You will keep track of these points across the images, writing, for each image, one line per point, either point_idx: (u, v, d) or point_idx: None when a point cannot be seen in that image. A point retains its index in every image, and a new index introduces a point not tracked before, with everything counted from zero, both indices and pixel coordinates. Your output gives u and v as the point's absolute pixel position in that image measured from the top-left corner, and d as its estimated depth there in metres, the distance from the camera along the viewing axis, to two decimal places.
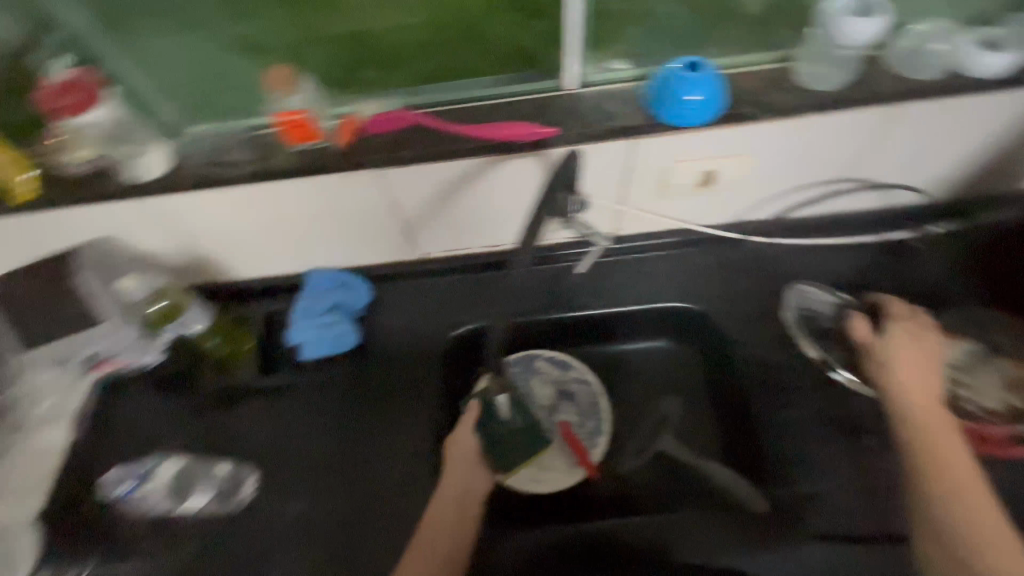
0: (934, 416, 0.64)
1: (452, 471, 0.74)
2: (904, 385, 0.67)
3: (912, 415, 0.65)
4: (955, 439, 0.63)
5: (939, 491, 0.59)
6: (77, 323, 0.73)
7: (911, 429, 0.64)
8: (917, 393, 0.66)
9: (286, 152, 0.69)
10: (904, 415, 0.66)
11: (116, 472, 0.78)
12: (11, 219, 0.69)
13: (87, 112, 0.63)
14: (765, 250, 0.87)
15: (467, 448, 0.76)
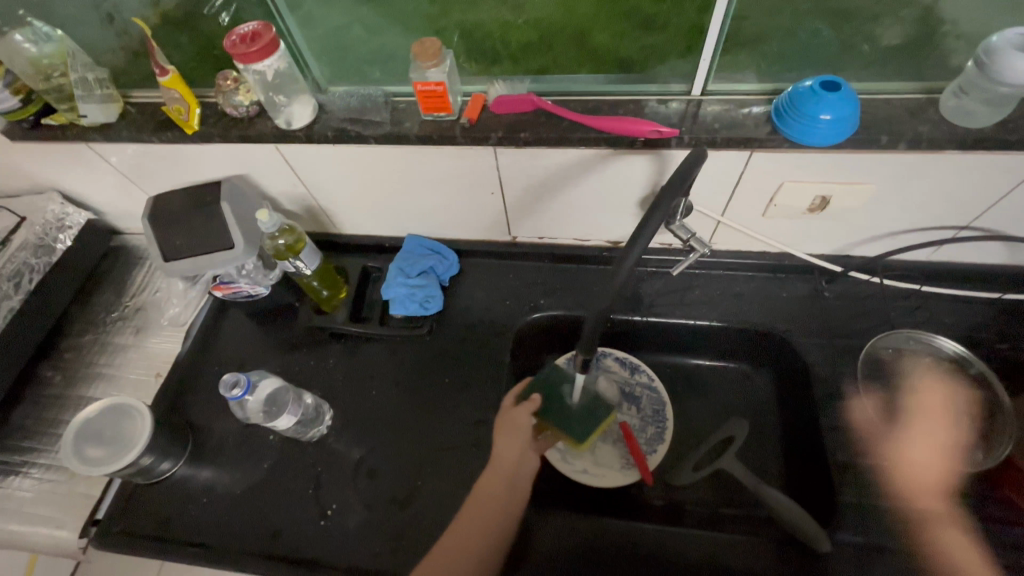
0: (927, 490, 0.69)
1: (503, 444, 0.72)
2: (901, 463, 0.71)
3: (904, 489, 0.69)
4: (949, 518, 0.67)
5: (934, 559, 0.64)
6: (210, 246, 0.78)
7: (907, 501, 0.68)
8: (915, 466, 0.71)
9: (416, 120, 0.74)
10: (898, 488, 0.69)
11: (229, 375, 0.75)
12: (180, 145, 0.82)
13: (262, 60, 0.68)
14: (866, 289, 0.84)
15: (522, 428, 0.73)
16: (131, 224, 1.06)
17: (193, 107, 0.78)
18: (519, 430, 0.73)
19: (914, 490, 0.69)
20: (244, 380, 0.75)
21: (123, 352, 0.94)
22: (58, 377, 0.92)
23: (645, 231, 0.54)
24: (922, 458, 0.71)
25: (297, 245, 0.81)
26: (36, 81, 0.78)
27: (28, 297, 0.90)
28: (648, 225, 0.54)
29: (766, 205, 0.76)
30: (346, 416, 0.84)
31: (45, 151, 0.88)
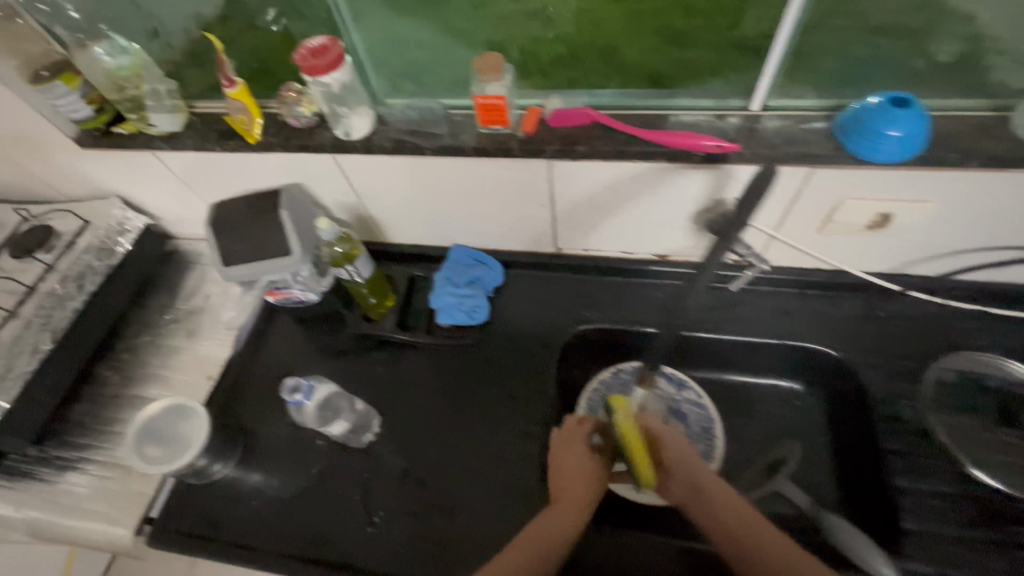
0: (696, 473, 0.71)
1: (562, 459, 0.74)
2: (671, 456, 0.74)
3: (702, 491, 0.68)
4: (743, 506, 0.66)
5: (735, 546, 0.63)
6: (268, 252, 0.79)
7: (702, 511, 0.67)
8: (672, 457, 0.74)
9: (474, 131, 0.76)
10: (706, 499, 0.68)
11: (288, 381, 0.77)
12: (241, 154, 0.84)
13: (331, 74, 0.69)
14: (925, 309, 0.82)
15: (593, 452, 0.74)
16: (186, 230, 1.10)
17: (255, 117, 0.81)
18: (586, 460, 0.73)
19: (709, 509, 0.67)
20: (304, 383, 0.77)
21: (176, 354, 0.97)
22: (115, 377, 0.95)
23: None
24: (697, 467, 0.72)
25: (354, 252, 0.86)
26: (111, 92, 0.82)
27: (91, 298, 0.93)
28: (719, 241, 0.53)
29: (822, 222, 0.75)
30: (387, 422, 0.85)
31: (113, 159, 0.92)
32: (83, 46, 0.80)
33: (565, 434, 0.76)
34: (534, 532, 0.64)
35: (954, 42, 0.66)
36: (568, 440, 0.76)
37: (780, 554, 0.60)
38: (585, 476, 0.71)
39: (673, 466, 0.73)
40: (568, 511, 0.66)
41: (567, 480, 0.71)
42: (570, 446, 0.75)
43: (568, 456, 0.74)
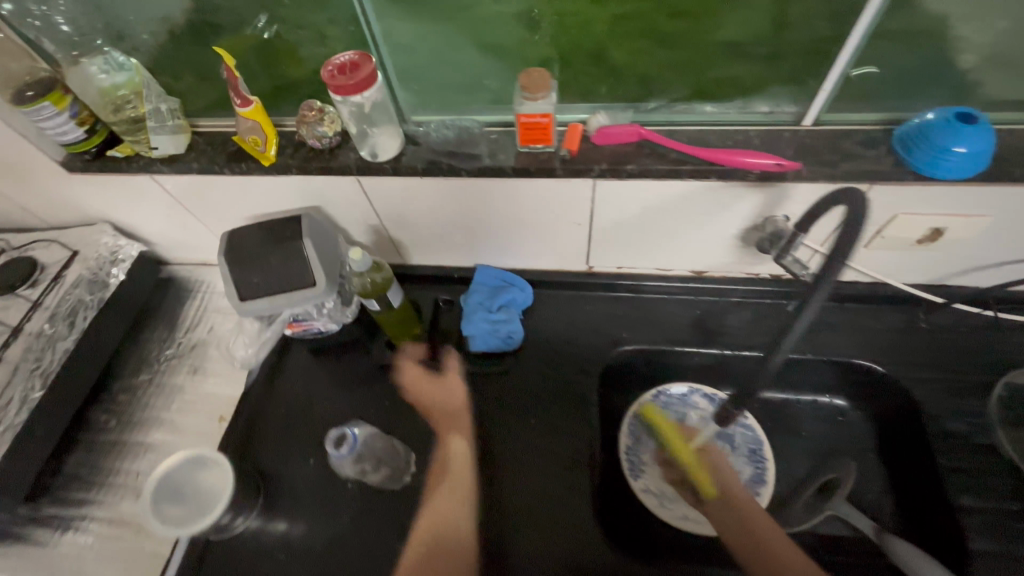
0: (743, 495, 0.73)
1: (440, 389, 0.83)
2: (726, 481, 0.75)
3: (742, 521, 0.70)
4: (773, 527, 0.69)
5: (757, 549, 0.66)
6: (290, 284, 0.73)
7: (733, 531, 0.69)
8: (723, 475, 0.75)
9: (514, 151, 0.71)
10: (739, 518, 0.70)
11: (337, 431, 0.70)
12: (253, 176, 0.78)
13: (358, 93, 0.64)
14: (974, 320, 0.80)
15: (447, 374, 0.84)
16: (181, 254, 1.01)
17: (270, 139, 0.74)
18: (448, 386, 0.83)
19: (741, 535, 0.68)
20: (349, 434, 0.70)
21: (181, 393, 0.89)
22: (112, 422, 0.87)
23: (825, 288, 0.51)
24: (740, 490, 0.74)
25: (383, 284, 0.78)
26: (105, 112, 0.75)
27: (83, 336, 0.84)
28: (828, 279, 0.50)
29: (872, 236, 0.73)
30: (399, 452, 0.78)
31: (104, 182, 0.84)
32: (77, 63, 0.73)
33: (413, 369, 0.85)
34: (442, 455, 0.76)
35: None
36: (414, 373, 0.85)
37: (788, 564, 0.64)
38: (450, 405, 0.81)
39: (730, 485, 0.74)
40: (459, 435, 0.78)
41: (447, 414, 0.80)
42: (423, 379, 0.84)
43: (433, 392, 0.83)
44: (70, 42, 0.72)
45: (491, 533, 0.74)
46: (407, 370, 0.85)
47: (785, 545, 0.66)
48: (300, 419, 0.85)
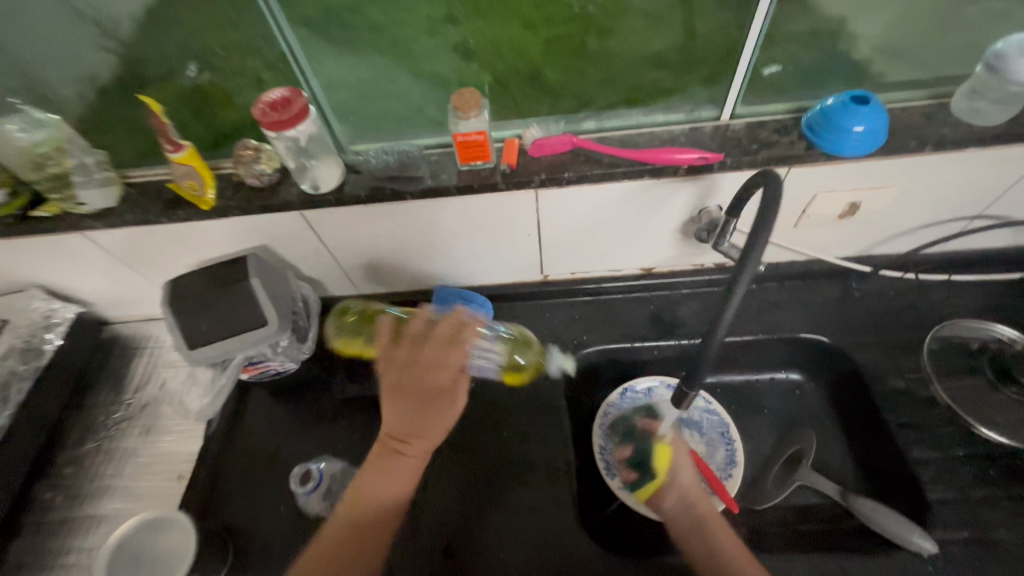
0: (703, 496, 0.70)
1: (426, 417, 0.68)
2: (682, 467, 0.73)
3: (698, 518, 0.67)
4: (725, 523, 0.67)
5: (702, 528, 0.66)
6: (242, 325, 0.71)
7: (683, 529, 0.67)
8: (687, 466, 0.74)
9: (456, 169, 0.73)
10: (698, 519, 0.67)
11: (298, 469, 0.73)
12: (194, 222, 0.76)
13: (289, 128, 0.64)
14: (900, 284, 0.87)
15: (433, 405, 0.68)
16: (123, 311, 0.97)
17: (208, 183, 0.73)
18: (423, 422, 0.68)
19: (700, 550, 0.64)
20: (315, 471, 0.73)
21: (133, 457, 0.84)
22: (58, 498, 0.80)
23: (749, 263, 0.52)
24: (701, 493, 0.71)
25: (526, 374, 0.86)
26: (28, 172, 0.71)
27: (17, 411, 0.79)
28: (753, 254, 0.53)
29: (799, 217, 0.79)
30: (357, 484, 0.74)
31: (31, 246, 0.80)
32: None
33: (426, 361, 0.69)
34: (373, 486, 0.65)
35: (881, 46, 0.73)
36: (428, 371, 0.69)
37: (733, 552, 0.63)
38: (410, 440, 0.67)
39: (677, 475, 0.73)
40: (396, 483, 0.66)
41: (393, 446, 0.68)
42: (415, 388, 0.68)
43: (398, 414, 0.68)
44: None
45: (431, 526, 0.74)
46: (413, 349, 0.70)
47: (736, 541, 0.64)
48: (265, 465, 0.81)
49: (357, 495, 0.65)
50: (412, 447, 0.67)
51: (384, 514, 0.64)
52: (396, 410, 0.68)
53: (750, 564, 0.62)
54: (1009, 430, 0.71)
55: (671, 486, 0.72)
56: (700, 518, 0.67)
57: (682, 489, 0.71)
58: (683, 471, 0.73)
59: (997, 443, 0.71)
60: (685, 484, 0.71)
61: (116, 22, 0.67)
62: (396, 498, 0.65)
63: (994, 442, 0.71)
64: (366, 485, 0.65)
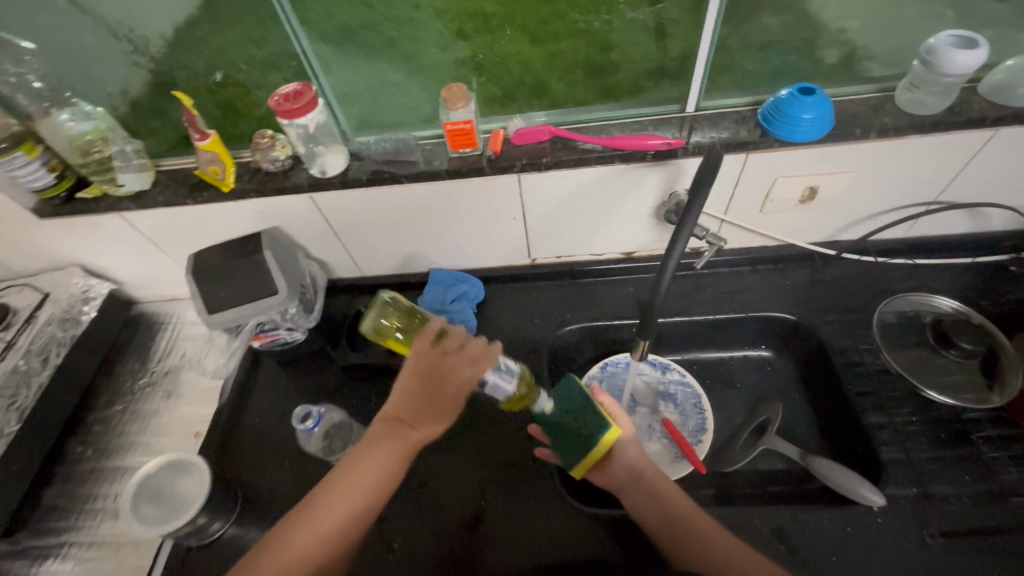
0: (651, 466, 0.72)
1: (431, 407, 0.69)
2: (629, 440, 0.73)
3: (648, 487, 0.70)
4: (678, 490, 0.70)
5: (654, 497, 0.69)
6: (255, 293, 0.80)
7: (632, 494, 0.70)
8: (633, 439, 0.73)
9: (448, 156, 0.82)
10: (646, 488, 0.70)
11: (302, 407, 0.76)
12: (216, 204, 0.86)
13: (299, 116, 0.73)
14: (864, 267, 0.93)
15: (442, 400, 0.68)
16: (150, 291, 1.07)
17: (229, 167, 0.83)
18: (428, 414, 0.69)
19: (657, 517, 0.68)
20: (316, 412, 0.76)
21: (156, 417, 0.93)
22: (88, 452, 0.89)
23: (684, 230, 0.62)
24: (648, 462, 0.72)
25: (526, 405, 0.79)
26: (75, 158, 0.83)
27: (55, 372, 0.88)
28: (689, 214, 0.61)
29: (763, 202, 0.85)
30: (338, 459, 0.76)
31: (74, 226, 0.90)
32: (48, 113, 0.80)
33: (448, 357, 0.69)
34: (366, 464, 0.65)
35: (833, 47, 0.80)
36: (449, 369, 0.68)
37: (694, 522, 0.66)
38: (411, 425, 0.69)
39: (625, 450, 0.72)
40: (389, 464, 0.66)
41: (394, 429, 0.68)
42: (433, 379, 0.69)
43: (407, 400, 0.69)
44: (42, 96, 0.80)
45: (420, 479, 0.81)
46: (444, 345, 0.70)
47: (694, 510, 0.68)
48: (272, 425, 0.89)
49: (349, 464, 0.66)
50: (412, 431, 0.68)
51: (371, 489, 0.65)
52: (407, 394, 0.69)
53: (717, 533, 0.65)
54: (957, 396, 0.76)
55: (618, 464, 0.71)
56: (649, 485, 0.70)
57: (628, 465, 0.71)
58: (630, 448, 0.72)
59: (936, 400, 0.76)
60: (634, 462, 0.71)
61: (147, 41, 0.78)
62: (386, 479, 0.66)
63: (935, 399, 0.76)
64: (359, 458, 0.66)
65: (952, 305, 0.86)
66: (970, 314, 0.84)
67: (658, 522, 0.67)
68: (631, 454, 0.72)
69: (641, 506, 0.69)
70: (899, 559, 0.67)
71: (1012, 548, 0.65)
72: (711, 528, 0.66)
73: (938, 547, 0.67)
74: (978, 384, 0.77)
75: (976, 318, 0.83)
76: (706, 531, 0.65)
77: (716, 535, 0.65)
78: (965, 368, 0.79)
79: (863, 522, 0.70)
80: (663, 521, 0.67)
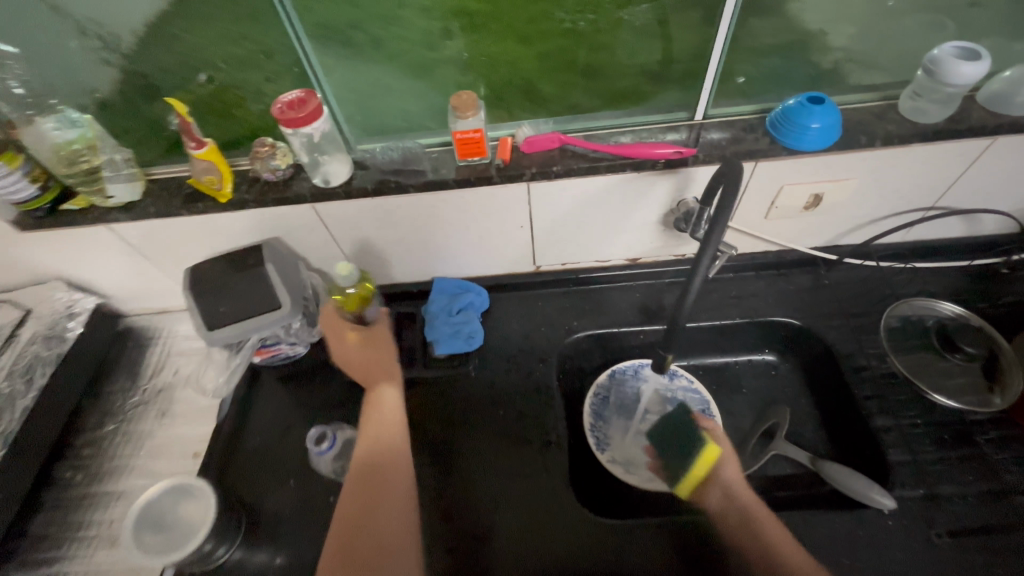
0: (748, 492, 0.73)
1: (368, 352, 0.86)
2: (727, 465, 0.76)
3: (743, 511, 0.71)
4: (775, 519, 0.70)
5: (749, 523, 0.69)
6: (258, 308, 0.77)
7: (729, 522, 0.71)
8: (731, 463, 0.76)
9: (455, 164, 0.80)
10: (740, 511, 0.71)
11: (316, 429, 0.78)
12: (213, 215, 0.82)
13: (304, 126, 0.71)
14: (863, 272, 0.94)
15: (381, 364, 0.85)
16: (139, 305, 1.02)
17: (226, 178, 0.80)
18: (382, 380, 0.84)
19: (733, 518, 0.71)
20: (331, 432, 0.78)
21: (150, 438, 0.89)
22: (79, 476, 0.85)
23: (708, 247, 0.62)
24: (745, 487, 0.74)
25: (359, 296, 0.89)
26: (59, 167, 0.78)
27: (41, 393, 0.84)
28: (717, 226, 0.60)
29: (769, 208, 0.86)
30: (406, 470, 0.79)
31: (58, 239, 0.86)
32: (31, 121, 0.76)
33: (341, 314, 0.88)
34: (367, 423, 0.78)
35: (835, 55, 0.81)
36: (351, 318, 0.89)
37: (785, 550, 0.66)
38: (376, 388, 0.83)
39: (722, 470, 0.75)
40: (390, 414, 0.79)
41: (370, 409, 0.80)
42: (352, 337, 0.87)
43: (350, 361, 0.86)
44: (25, 104, 0.76)
45: (434, 494, 0.80)
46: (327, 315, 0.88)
47: (787, 538, 0.67)
48: (274, 442, 0.86)
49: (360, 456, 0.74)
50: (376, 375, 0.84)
51: (395, 450, 0.75)
52: (350, 360, 0.86)
53: (803, 559, 0.65)
54: (960, 399, 0.78)
55: (715, 482, 0.75)
56: (745, 510, 0.71)
57: (725, 484, 0.74)
58: (727, 467, 0.76)
59: (940, 403, 0.78)
60: (728, 481, 0.74)
61: (119, 38, 0.74)
62: (391, 420, 0.78)
63: (938, 402, 0.78)
64: (365, 445, 0.75)
65: (955, 310, 0.87)
66: (970, 319, 0.86)
67: (734, 524, 0.70)
68: (728, 474, 0.75)
69: (735, 530, 0.70)
70: (909, 559, 0.68)
71: (1015, 544, 0.67)
72: (801, 560, 0.65)
73: (946, 546, 0.68)
74: (980, 387, 0.79)
75: (977, 322, 0.85)
76: (796, 562, 0.64)
77: (804, 564, 0.64)
78: (967, 371, 0.81)
79: (875, 524, 0.71)
80: (756, 544, 0.68)
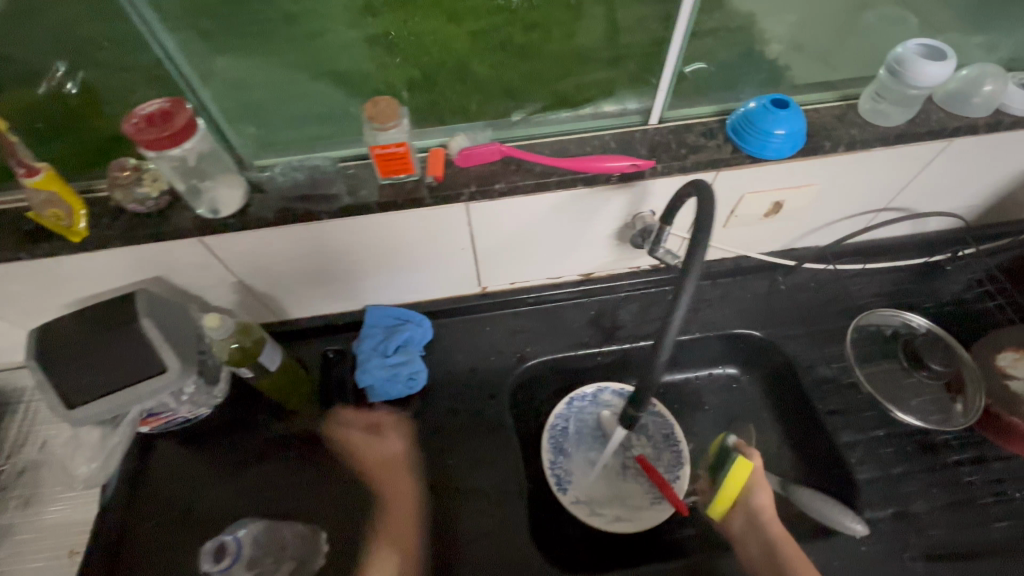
0: (773, 516, 0.70)
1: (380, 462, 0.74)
2: (756, 489, 0.72)
3: (769, 541, 0.68)
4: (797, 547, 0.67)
5: (770, 556, 0.66)
6: (132, 372, 0.61)
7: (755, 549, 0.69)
8: (762, 485, 0.72)
9: (376, 184, 0.67)
10: (765, 540, 0.68)
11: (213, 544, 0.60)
12: (63, 258, 0.64)
13: (177, 146, 0.56)
14: (821, 275, 0.90)
15: (399, 493, 0.73)
16: None
17: (77, 208, 0.62)
18: (393, 514, 0.71)
19: (757, 550, 0.68)
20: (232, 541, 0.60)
21: (12, 535, 0.71)
22: None
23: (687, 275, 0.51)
24: (771, 509, 0.71)
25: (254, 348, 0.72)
26: None
27: None
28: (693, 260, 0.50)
29: (728, 217, 0.80)
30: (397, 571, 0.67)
31: None
32: None
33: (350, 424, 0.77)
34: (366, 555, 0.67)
35: None
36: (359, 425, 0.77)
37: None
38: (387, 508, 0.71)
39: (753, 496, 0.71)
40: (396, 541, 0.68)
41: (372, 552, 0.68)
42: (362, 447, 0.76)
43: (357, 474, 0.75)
44: None
45: None
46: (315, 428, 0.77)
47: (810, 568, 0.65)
48: (175, 528, 0.71)
49: None
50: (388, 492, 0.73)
51: None
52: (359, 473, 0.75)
53: None
54: (920, 411, 0.77)
55: (741, 506, 0.71)
56: (770, 540, 0.68)
57: (752, 508, 0.71)
58: (760, 491, 0.71)
59: (901, 417, 0.77)
60: (757, 509, 0.70)
61: None
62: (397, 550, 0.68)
63: (899, 416, 0.77)
64: None
65: (918, 322, 0.84)
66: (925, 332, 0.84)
67: (757, 557, 0.68)
68: (756, 500, 0.71)
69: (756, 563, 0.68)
70: None
71: (977, 560, 0.67)
72: None
73: (917, 569, 0.67)
74: (938, 398, 0.78)
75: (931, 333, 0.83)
76: None
77: None
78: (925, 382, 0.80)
79: (849, 553, 0.68)
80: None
